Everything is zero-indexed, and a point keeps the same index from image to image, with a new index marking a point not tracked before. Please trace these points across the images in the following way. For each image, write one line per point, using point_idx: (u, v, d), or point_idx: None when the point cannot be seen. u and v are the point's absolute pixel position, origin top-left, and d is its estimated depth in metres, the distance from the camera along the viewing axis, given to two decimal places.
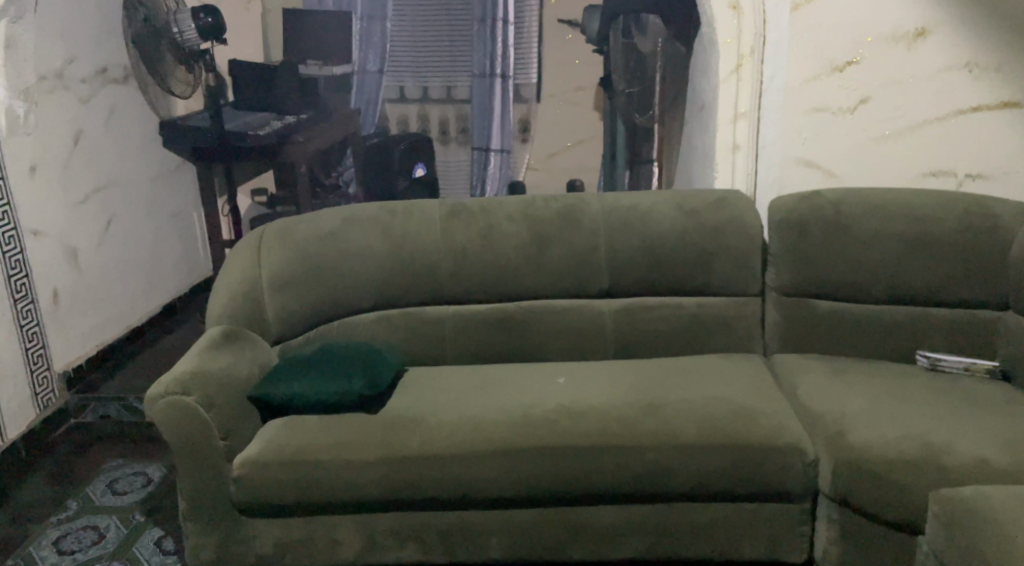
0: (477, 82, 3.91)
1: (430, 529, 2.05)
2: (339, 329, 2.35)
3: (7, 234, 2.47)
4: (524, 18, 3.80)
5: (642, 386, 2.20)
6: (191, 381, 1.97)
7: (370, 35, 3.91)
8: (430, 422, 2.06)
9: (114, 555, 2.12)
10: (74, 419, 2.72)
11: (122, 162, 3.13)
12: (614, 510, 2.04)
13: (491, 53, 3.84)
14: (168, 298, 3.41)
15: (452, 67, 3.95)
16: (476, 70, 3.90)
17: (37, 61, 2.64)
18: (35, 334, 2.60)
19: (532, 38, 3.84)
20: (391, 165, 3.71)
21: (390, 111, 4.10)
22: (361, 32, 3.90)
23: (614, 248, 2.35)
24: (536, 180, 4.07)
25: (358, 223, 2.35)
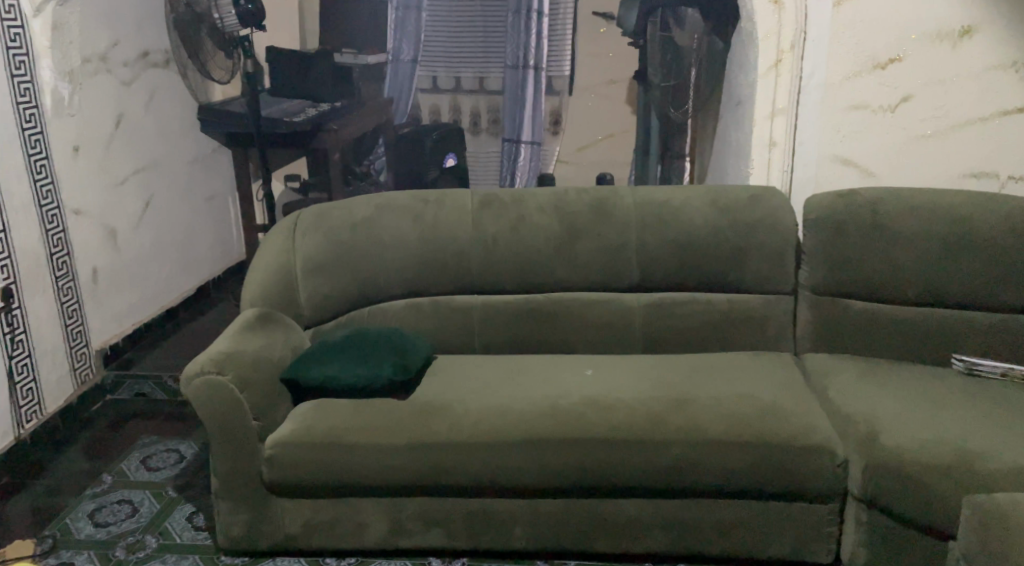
0: (510, 73, 3.75)
1: (456, 515, 2.08)
2: (370, 315, 2.37)
3: (51, 212, 2.52)
4: (559, 8, 3.64)
5: (671, 381, 2.20)
6: (226, 361, 2.00)
7: (405, 24, 3.80)
8: (459, 410, 2.07)
9: (148, 529, 2.17)
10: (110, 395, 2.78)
11: (161, 144, 3.17)
12: (639, 502, 2.06)
13: (524, 44, 3.67)
14: (202, 280, 3.46)
15: (484, 55, 3.85)
16: (510, 61, 3.74)
17: (81, 42, 2.68)
18: (75, 312, 2.65)
19: (566, 30, 3.69)
20: (422, 157, 3.69)
21: (423, 101, 3.99)
22: (396, 21, 3.80)
23: (646, 241, 2.35)
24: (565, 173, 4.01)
25: (391, 210, 2.37)
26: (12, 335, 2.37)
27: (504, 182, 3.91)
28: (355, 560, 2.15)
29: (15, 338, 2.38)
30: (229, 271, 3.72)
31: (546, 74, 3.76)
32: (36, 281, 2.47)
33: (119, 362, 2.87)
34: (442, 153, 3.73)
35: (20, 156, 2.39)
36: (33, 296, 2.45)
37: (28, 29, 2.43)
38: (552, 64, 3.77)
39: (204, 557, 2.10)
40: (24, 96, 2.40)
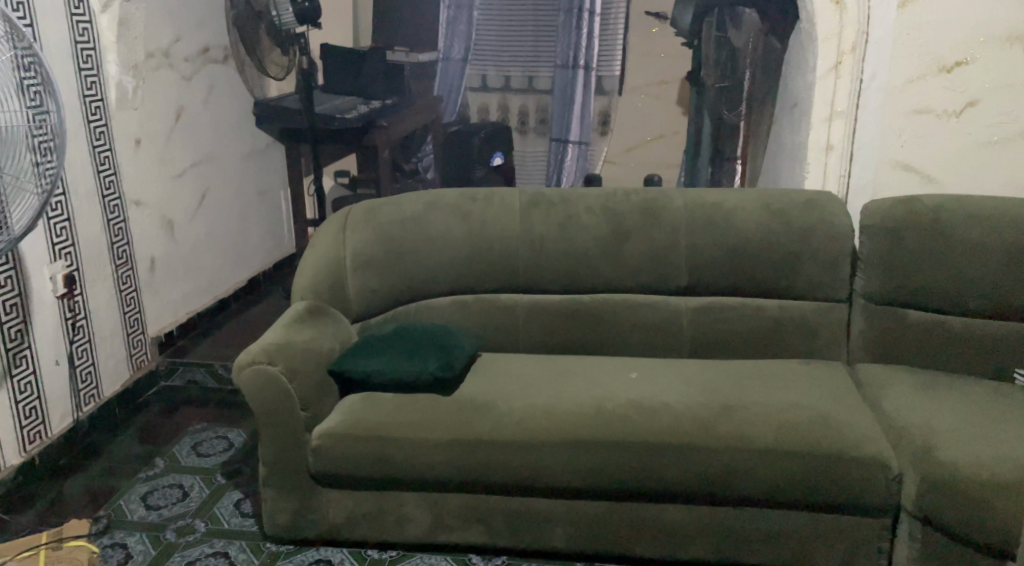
0: (560, 73, 3.76)
1: (496, 513, 2.08)
2: (417, 311, 2.39)
3: (112, 202, 2.60)
4: (611, 9, 3.64)
5: (718, 388, 2.17)
6: (277, 351, 2.04)
7: (456, 22, 3.85)
8: (504, 408, 2.08)
9: (196, 513, 2.23)
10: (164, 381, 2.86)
11: (218, 138, 3.24)
12: (681, 508, 2.04)
13: (574, 44, 3.69)
14: (253, 272, 3.54)
15: (536, 53, 3.83)
16: (560, 61, 3.75)
17: (146, 38, 2.75)
18: (133, 299, 2.73)
19: (618, 30, 3.68)
20: (470, 155, 3.68)
21: (472, 99, 3.99)
22: (447, 20, 3.86)
23: (696, 245, 2.32)
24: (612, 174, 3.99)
25: (440, 207, 2.38)
26: (74, 320, 2.45)
27: (551, 181, 3.90)
28: (396, 554, 2.18)
29: (76, 323, 2.46)
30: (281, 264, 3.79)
31: (595, 73, 3.75)
32: (98, 268, 2.55)
33: (172, 350, 2.94)
34: (488, 152, 3.68)
35: (86, 148, 2.47)
36: (95, 283, 2.54)
37: (96, 24, 2.51)
38: (602, 63, 3.75)
39: (251, 544, 2.15)
40: (90, 90, 2.48)
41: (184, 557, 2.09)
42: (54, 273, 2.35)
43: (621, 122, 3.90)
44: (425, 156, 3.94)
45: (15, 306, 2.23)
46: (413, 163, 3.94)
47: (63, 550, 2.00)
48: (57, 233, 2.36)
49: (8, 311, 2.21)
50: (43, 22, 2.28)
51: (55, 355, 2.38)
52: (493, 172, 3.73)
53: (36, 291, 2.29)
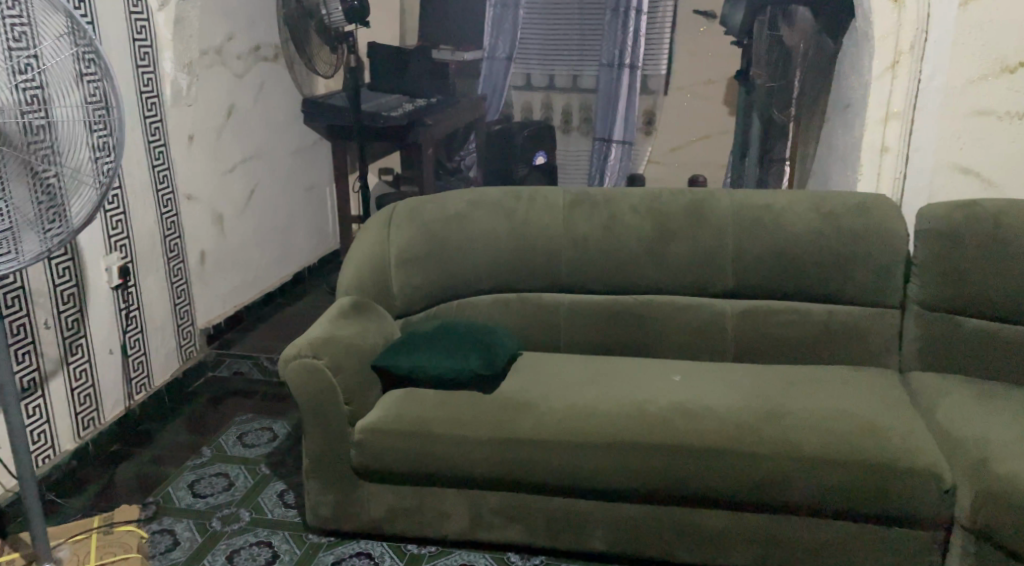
0: (604, 72, 3.79)
1: (536, 513, 2.08)
2: (458, 308, 2.40)
3: (166, 196, 2.68)
4: (657, 8, 3.63)
5: (763, 393, 2.14)
6: (322, 345, 2.06)
7: (502, 21, 3.81)
8: (544, 407, 2.08)
9: (241, 502, 2.28)
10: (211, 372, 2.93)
11: (267, 135, 3.31)
12: (723, 514, 2.02)
13: (620, 41, 3.71)
14: (299, 267, 3.60)
15: (581, 52, 3.81)
16: (605, 60, 3.77)
17: (200, 36, 2.82)
18: (183, 292, 2.80)
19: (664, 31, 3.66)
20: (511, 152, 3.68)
21: (517, 98, 3.97)
22: (493, 18, 3.81)
23: (743, 247, 2.29)
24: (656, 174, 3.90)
25: (483, 205, 2.39)
26: (127, 311, 2.53)
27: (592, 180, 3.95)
28: (435, 549, 2.19)
29: (129, 313, 2.54)
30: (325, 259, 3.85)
31: (640, 72, 3.76)
32: (151, 260, 2.62)
33: (219, 342, 3.01)
34: (531, 150, 3.65)
35: (141, 143, 2.54)
36: (148, 275, 2.61)
37: (153, 22, 2.58)
38: (649, 60, 3.73)
39: (294, 535, 2.19)
40: (146, 86, 2.56)
41: (229, 545, 2.14)
42: (109, 265, 2.43)
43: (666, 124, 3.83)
44: (469, 155, 3.92)
45: (72, 296, 2.31)
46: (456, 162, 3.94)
47: (115, 533, 2.07)
48: (113, 225, 2.44)
49: (64, 301, 2.28)
50: (103, 21, 2.35)
51: (109, 345, 2.46)
52: (535, 171, 3.71)
53: (92, 282, 2.37)
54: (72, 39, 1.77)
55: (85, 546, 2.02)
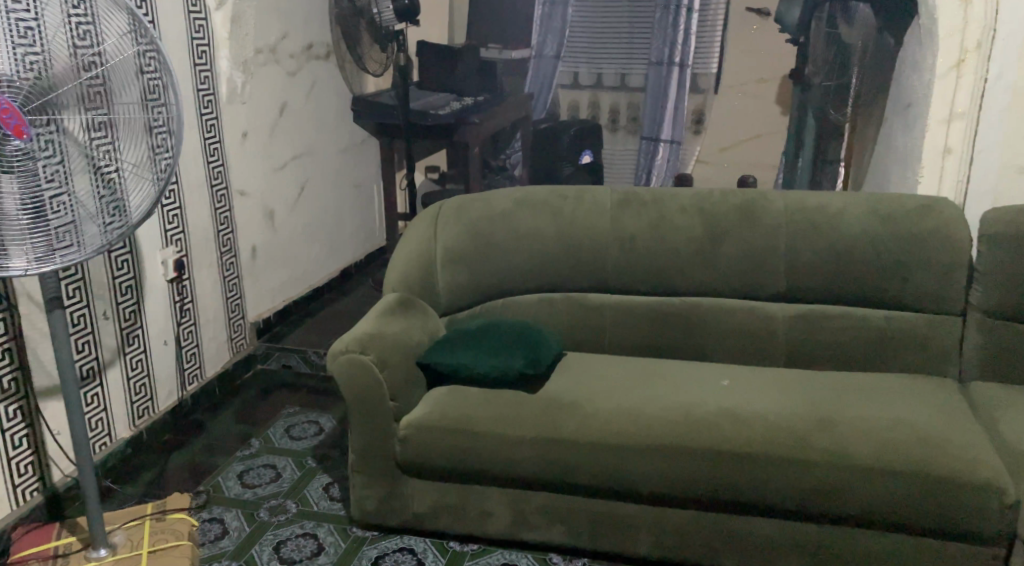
0: (653, 71, 3.60)
1: (579, 514, 2.07)
2: (503, 307, 2.40)
3: (220, 191, 2.74)
4: (709, 4, 3.42)
5: (814, 400, 2.08)
6: (369, 341, 2.08)
7: (551, 20, 3.61)
8: (589, 408, 2.06)
9: (287, 494, 2.33)
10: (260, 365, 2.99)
11: (318, 132, 3.36)
12: (770, 522, 1.98)
13: (671, 41, 3.51)
14: (346, 263, 3.65)
15: (629, 51, 3.60)
16: (653, 58, 3.58)
17: (255, 34, 2.88)
18: (235, 285, 2.87)
19: (715, 29, 3.46)
20: (558, 151, 3.55)
21: (562, 97, 3.76)
22: (541, 17, 3.61)
23: (797, 249, 2.24)
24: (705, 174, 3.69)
25: (530, 204, 2.38)
26: (182, 304, 2.60)
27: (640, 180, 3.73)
28: (477, 547, 2.19)
29: (183, 306, 2.60)
30: (373, 257, 3.89)
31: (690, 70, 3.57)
32: (205, 254, 2.69)
33: (269, 335, 3.07)
34: (578, 148, 3.53)
35: (197, 140, 2.61)
36: (201, 268, 2.68)
37: (211, 21, 2.65)
38: (699, 60, 3.52)
39: (338, 527, 2.22)
40: (203, 84, 2.62)
41: (276, 536, 2.18)
42: (165, 258, 2.50)
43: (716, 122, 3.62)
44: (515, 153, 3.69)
45: (130, 288, 2.38)
46: (501, 160, 3.70)
47: (167, 520, 2.12)
48: (169, 220, 2.50)
49: (122, 293, 2.35)
50: (164, 20, 2.42)
51: (163, 337, 2.53)
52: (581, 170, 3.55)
53: (148, 274, 2.44)
54: (132, 36, 1.82)
55: (139, 532, 2.08)
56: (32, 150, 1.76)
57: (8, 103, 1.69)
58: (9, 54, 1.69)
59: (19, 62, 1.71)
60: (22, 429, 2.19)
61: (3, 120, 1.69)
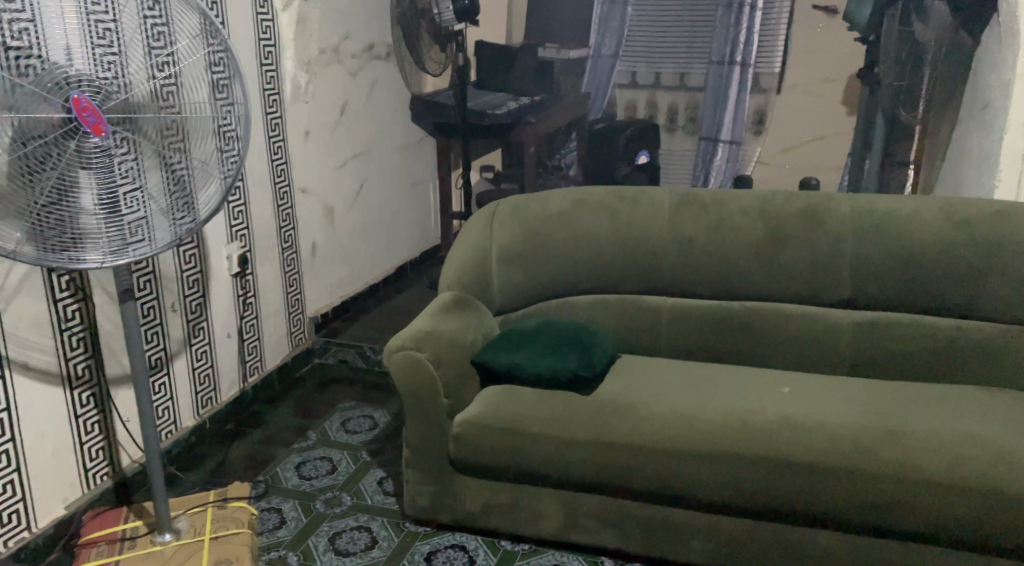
0: (714, 70, 3.42)
1: (632, 518, 2.05)
2: (558, 307, 2.39)
3: (282, 189, 2.81)
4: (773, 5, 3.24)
5: (879, 410, 2.02)
6: (424, 339, 2.09)
7: (609, 18, 3.49)
8: (644, 412, 2.04)
9: (343, 487, 2.37)
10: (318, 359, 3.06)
11: (377, 132, 3.41)
12: (828, 533, 1.93)
13: (733, 40, 3.33)
14: (402, 260, 3.70)
15: (688, 49, 3.41)
16: (715, 57, 3.39)
17: (319, 35, 2.94)
18: (295, 281, 2.93)
19: (778, 29, 3.28)
20: (613, 153, 3.59)
21: (620, 95, 3.61)
22: (600, 15, 3.50)
23: (865, 253, 2.18)
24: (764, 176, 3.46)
25: (585, 205, 2.36)
26: (244, 298, 2.67)
27: (696, 181, 3.56)
28: (529, 547, 2.19)
29: (245, 300, 2.68)
30: (429, 254, 3.94)
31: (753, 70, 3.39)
32: (267, 250, 2.76)
33: (327, 330, 3.13)
34: (634, 149, 3.55)
35: (262, 137, 2.68)
36: (263, 263, 2.75)
37: (277, 22, 2.71)
38: (760, 59, 3.34)
39: (392, 521, 2.25)
40: (269, 83, 2.69)
41: (332, 527, 2.22)
42: (230, 253, 2.57)
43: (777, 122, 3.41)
44: (570, 153, 3.65)
45: (196, 281, 2.45)
46: (556, 160, 3.67)
47: (227, 508, 2.18)
48: (234, 216, 2.57)
49: (189, 286, 2.43)
50: (233, 21, 2.49)
51: (226, 330, 2.60)
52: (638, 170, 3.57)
53: (214, 268, 2.51)
54: (203, 38, 1.87)
55: (201, 519, 2.15)
56: (109, 147, 1.80)
57: (89, 102, 1.73)
58: (89, 55, 1.73)
59: (98, 62, 1.75)
60: (94, 415, 2.28)
61: (83, 119, 1.73)
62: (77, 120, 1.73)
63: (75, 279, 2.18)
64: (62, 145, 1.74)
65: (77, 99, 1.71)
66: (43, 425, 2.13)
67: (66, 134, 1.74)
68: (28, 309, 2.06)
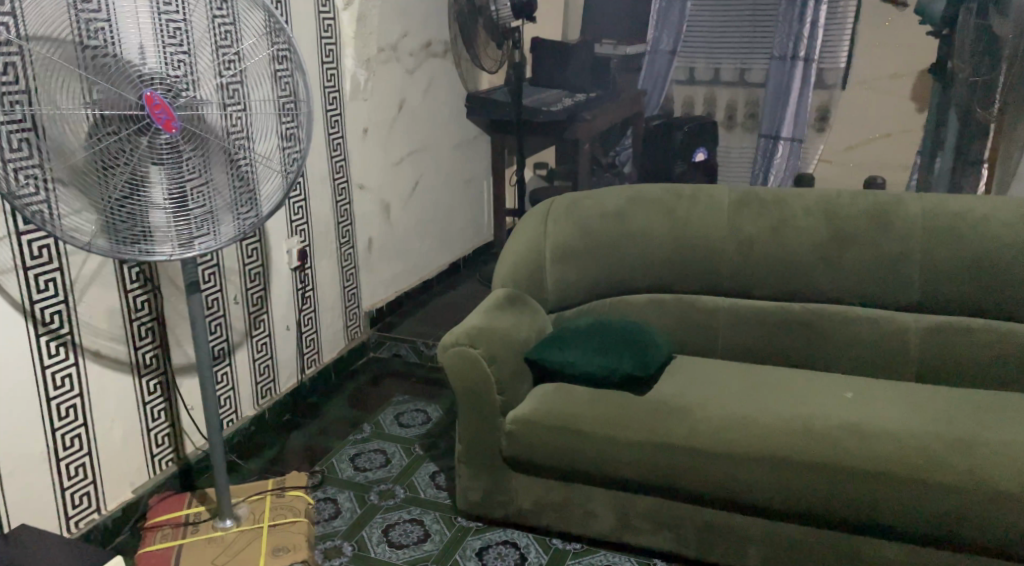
0: (776, 65, 3.30)
1: (686, 521, 2.02)
2: (612, 306, 2.37)
3: (341, 184, 2.85)
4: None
5: (947, 418, 1.94)
6: (479, 335, 2.09)
7: (667, 13, 3.39)
8: (700, 414, 2.00)
9: (396, 479, 2.39)
10: (372, 353, 3.10)
11: (433, 128, 3.44)
12: (890, 544, 1.87)
13: (797, 34, 3.23)
14: (454, 257, 3.72)
15: (750, 40, 3.30)
16: (776, 52, 3.29)
17: (378, 33, 2.98)
18: (352, 276, 2.97)
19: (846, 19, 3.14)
20: (670, 148, 3.43)
21: (676, 92, 3.47)
22: (658, 10, 3.40)
23: (935, 255, 2.10)
24: (828, 175, 3.32)
25: (642, 203, 2.33)
26: (304, 292, 2.73)
27: (756, 180, 3.45)
28: (580, 546, 2.17)
29: (304, 294, 2.73)
30: (481, 252, 3.95)
31: (817, 65, 3.27)
32: (327, 246, 2.81)
33: (382, 325, 3.16)
34: (691, 146, 3.42)
35: (323, 135, 2.72)
36: (322, 258, 2.79)
37: (339, 20, 2.75)
38: (825, 54, 3.22)
39: (444, 516, 2.26)
40: (329, 81, 2.72)
41: (385, 519, 2.24)
42: (290, 248, 2.62)
43: (843, 120, 3.26)
44: (625, 150, 3.52)
45: (258, 274, 2.51)
46: (610, 157, 3.56)
47: (285, 497, 2.22)
48: (294, 211, 2.62)
49: (251, 279, 2.48)
50: (296, 19, 2.54)
51: (286, 322, 2.66)
52: (695, 168, 3.41)
53: (275, 262, 2.57)
54: (268, 37, 1.90)
55: (261, 506, 2.20)
56: (179, 143, 1.82)
57: (161, 99, 1.76)
58: (161, 54, 1.76)
59: (169, 61, 1.78)
60: (160, 403, 2.35)
61: (155, 115, 1.76)
62: (149, 117, 1.76)
63: (145, 270, 2.25)
64: (135, 141, 1.77)
65: (151, 95, 1.75)
66: (113, 411, 2.20)
67: (139, 130, 1.77)
68: (100, 299, 2.13)
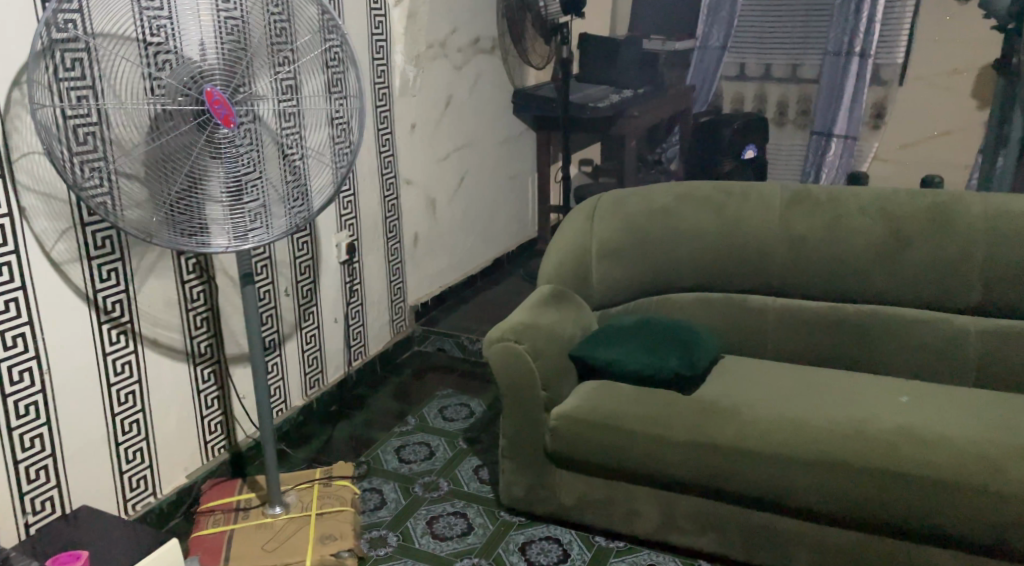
0: (830, 62, 3.23)
1: (732, 523, 1.99)
2: (658, 304, 2.34)
3: (389, 179, 2.87)
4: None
5: (1006, 425, 1.88)
6: (524, 330, 2.09)
7: (719, 7, 3.34)
8: (746, 415, 1.97)
9: (440, 472, 2.42)
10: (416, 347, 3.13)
11: (480, 124, 3.45)
12: (943, 552, 1.82)
13: (852, 30, 3.15)
14: (498, 252, 3.73)
15: (804, 37, 3.24)
16: (831, 48, 3.22)
17: (428, 29, 2.99)
18: (398, 270, 3.00)
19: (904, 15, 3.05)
20: (717, 146, 3.32)
21: (726, 89, 3.42)
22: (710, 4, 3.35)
23: (996, 258, 2.03)
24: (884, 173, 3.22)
25: (689, 201, 2.30)
26: (351, 285, 2.76)
27: (807, 178, 3.37)
28: (623, 545, 2.16)
29: (352, 287, 2.77)
30: (525, 248, 3.95)
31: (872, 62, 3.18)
32: (374, 240, 2.84)
33: (428, 318, 3.18)
34: (740, 144, 3.29)
35: (372, 131, 2.75)
36: (369, 252, 2.83)
37: (389, 17, 2.77)
38: (881, 50, 3.12)
39: (488, 510, 2.27)
40: (379, 77, 2.75)
41: (429, 512, 2.26)
42: (339, 241, 2.66)
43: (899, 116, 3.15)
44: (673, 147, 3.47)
45: (308, 267, 2.55)
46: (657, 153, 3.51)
47: (332, 486, 2.27)
48: (343, 205, 2.66)
49: (302, 271, 2.53)
50: (348, 16, 2.56)
51: (334, 314, 2.70)
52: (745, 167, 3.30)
53: (324, 255, 2.61)
54: (320, 34, 1.94)
55: (308, 494, 2.24)
56: (236, 138, 1.85)
57: (221, 95, 1.79)
58: (220, 50, 1.80)
59: (227, 56, 1.81)
60: (213, 390, 2.41)
61: (215, 111, 1.78)
62: (209, 112, 1.79)
63: (201, 261, 2.31)
64: (194, 136, 1.80)
65: (211, 91, 1.77)
66: (169, 398, 2.27)
67: (199, 126, 1.80)
68: (159, 289, 2.19)
